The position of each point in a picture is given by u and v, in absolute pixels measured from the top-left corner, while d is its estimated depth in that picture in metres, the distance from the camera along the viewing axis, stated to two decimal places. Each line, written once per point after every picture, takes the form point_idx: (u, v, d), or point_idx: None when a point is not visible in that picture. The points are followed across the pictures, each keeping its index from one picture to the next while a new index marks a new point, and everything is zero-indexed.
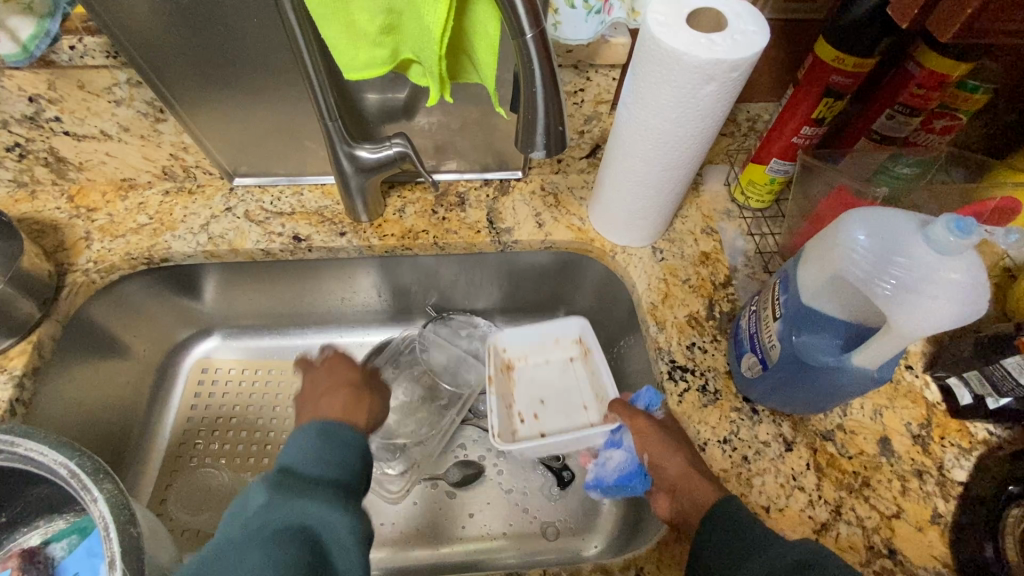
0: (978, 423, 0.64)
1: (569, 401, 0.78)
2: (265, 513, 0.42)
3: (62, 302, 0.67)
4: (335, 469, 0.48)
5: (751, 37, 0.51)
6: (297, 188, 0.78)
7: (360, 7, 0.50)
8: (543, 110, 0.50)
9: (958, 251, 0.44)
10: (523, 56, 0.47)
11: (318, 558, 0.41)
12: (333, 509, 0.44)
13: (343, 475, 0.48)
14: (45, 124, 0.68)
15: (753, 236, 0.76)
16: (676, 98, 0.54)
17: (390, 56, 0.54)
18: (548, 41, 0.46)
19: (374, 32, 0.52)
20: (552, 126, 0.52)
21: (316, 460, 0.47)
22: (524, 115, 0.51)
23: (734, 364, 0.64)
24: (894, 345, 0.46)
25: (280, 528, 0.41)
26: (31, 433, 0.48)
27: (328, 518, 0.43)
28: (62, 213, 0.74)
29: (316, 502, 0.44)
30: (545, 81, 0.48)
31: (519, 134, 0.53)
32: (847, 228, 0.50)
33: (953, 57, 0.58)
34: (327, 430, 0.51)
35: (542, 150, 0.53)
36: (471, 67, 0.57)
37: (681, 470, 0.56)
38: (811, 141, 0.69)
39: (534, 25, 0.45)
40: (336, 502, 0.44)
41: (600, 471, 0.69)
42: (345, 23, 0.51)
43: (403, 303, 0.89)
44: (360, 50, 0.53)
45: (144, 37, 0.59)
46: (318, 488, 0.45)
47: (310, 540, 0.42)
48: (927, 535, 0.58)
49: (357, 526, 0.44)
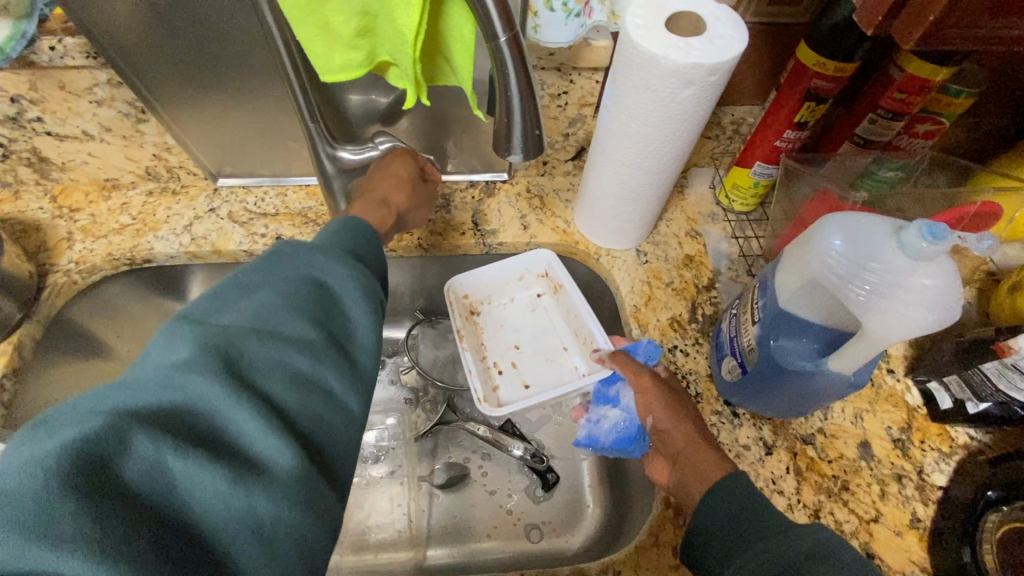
0: (959, 427, 0.64)
1: (546, 346, 0.79)
2: (277, 264, 0.43)
3: (43, 303, 0.68)
4: (351, 245, 0.47)
5: (729, 41, 0.51)
6: (281, 189, 0.78)
7: (335, 11, 0.50)
8: (519, 112, 0.49)
9: (932, 258, 0.44)
10: (499, 60, 0.46)
11: (326, 303, 0.42)
12: (347, 267, 0.44)
13: (357, 251, 0.47)
14: (27, 124, 0.68)
15: (737, 239, 0.76)
16: (655, 102, 0.54)
17: (366, 57, 0.55)
18: (522, 46, 0.46)
19: (348, 35, 0.52)
20: (528, 129, 0.51)
21: (332, 234, 0.47)
22: (501, 118, 0.51)
23: (715, 367, 0.64)
24: (868, 350, 0.46)
25: (293, 276, 0.42)
26: None
27: (338, 272, 0.44)
28: (45, 213, 0.74)
29: (332, 260, 0.44)
30: (520, 85, 0.48)
31: (496, 137, 0.53)
32: (823, 233, 0.50)
33: (934, 62, 0.58)
34: (355, 226, 0.49)
35: (520, 154, 0.53)
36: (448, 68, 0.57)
37: (688, 438, 0.56)
38: (794, 144, 0.69)
39: (507, 29, 0.44)
40: (347, 261, 0.44)
41: (593, 428, 0.68)
42: (319, 25, 0.51)
43: (390, 304, 0.88)
44: (335, 53, 0.53)
45: (123, 38, 0.58)
46: (331, 249, 0.45)
47: (320, 288, 0.42)
48: (906, 540, 0.58)
49: (367, 289, 0.44)
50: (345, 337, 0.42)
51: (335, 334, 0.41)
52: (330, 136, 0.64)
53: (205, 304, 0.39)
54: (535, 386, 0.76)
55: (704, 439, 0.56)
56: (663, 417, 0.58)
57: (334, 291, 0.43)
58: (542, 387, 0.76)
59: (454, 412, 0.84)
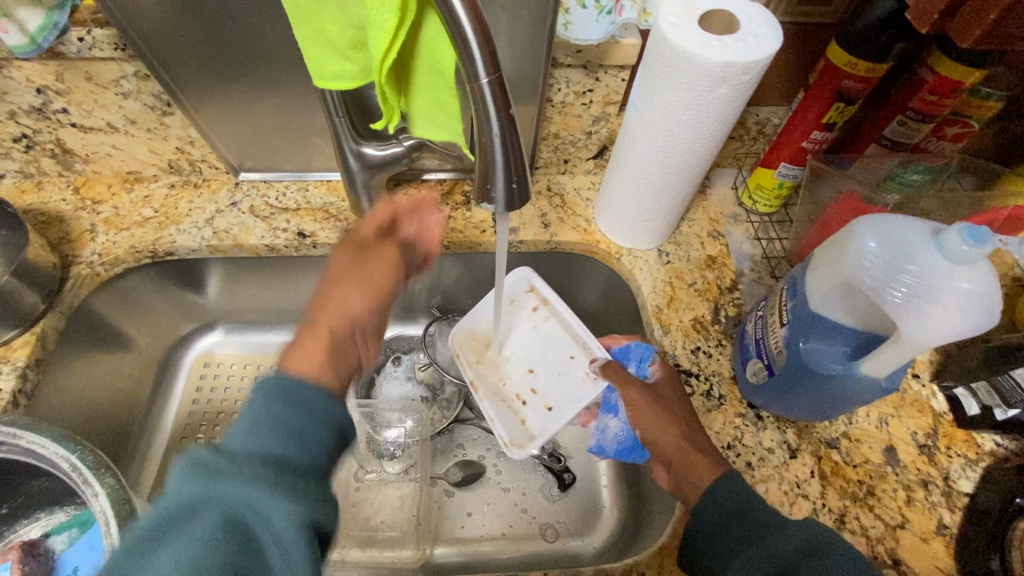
0: (984, 434, 0.63)
1: (558, 359, 0.78)
2: (176, 517, 0.40)
3: (66, 294, 0.67)
4: (281, 440, 0.44)
5: (763, 40, 0.50)
6: (302, 184, 0.78)
7: (329, 15, 0.46)
8: (502, 156, 0.44)
9: (971, 261, 0.44)
10: (479, 103, 0.42)
11: (243, 547, 0.40)
12: (268, 499, 0.41)
13: (292, 446, 0.44)
14: (52, 115, 0.68)
15: (760, 241, 0.76)
16: (686, 100, 0.54)
17: (361, 70, 0.51)
18: (507, 87, 0.42)
19: (343, 46, 0.48)
20: (513, 168, 0.45)
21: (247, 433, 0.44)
22: (482, 161, 0.45)
23: (739, 369, 0.64)
24: (903, 354, 0.46)
25: (202, 526, 0.39)
26: (33, 426, 0.48)
27: (265, 516, 0.41)
28: (67, 205, 0.74)
29: (257, 490, 0.41)
30: (502, 127, 0.43)
31: (477, 182, 0.47)
32: (857, 234, 0.49)
33: (968, 63, 0.58)
34: (282, 388, 0.47)
35: (502, 204, 0.47)
36: (427, 98, 0.52)
37: (677, 442, 0.56)
38: (821, 146, 0.69)
39: (491, 70, 0.40)
40: (278, 491, 0.41)
41: (600, 435, 0.71)
42: (313, 30, 0.47)
43: (406, 300, 0.89)
44: (327, 60, 0.50)
45: (153, 31, 0.58)
46: (246, 463, 0.42)
47: (237, 535, 0.40)
48: (932, 546, 0.57)
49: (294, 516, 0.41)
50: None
51: None
52: (356, 131, 0.64)
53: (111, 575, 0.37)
54: (560, 408, 0.74)
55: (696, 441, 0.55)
56: (652, 421, 0.58)
57: (263, 543, 0.41)
58: (566, 406, 0.74)
59: (470, 410, 0.84)
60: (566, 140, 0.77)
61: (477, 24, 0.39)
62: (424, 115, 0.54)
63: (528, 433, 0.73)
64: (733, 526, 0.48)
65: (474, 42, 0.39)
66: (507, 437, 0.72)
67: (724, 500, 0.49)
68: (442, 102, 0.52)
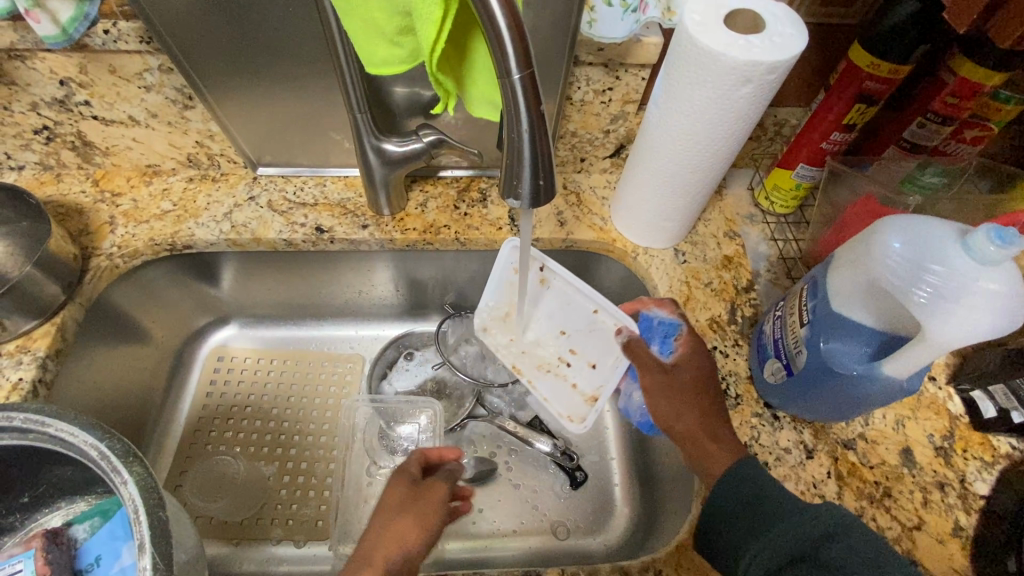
0: (1000, 437, 0.63)
1: (577, 317, 0.75)
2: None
3: (86, 286, 0.68)
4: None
5: (789, 39, 0.50)
6: (320, 180, 0.78)
7: (377, 4, 0.46)
8: (530, 151, 0.44)
9: (998, 261, 0.44)
10: (508, 96, 0.42)
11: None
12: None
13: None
14: (74, 108, 0.68)
15: (776, 241, 0.76)
16: (710, 99, 0.54)
17: (411, 54, 0.50)
18: (538, 83, 0.42)
19: (389, 32, 0.48)
20: (540, 165, 0.45)
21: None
22: (508, 159, 0.46)
23: (756, 369, 0.64)
24: (926, 356, 0.46)
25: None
26: (61, 414, 0.48)
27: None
28: (87, 197, 0.74)
29: None
30: (531, 122, 0.43)
31: (502, 178, 0.48)
32: (881, 235, 0.50)
33: (991, 66, 0.58)
34: None
35: (527, 199, 0.47)
36: (484, 77, 0.52)
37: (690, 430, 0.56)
38: (840, 147, 0.69)
39: (523, 66, 0.41)
40: None
41: (626, 401, 0.71)
42: (362, 18, 0.47)
43: (419, 297, 0.88)
44: (378, 46, 0.49)
45: (178, 24, 0.59)
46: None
47: None
48: (948, 548, 0.57)
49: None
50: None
51: None
52: (376, 127, 0.64)
53: None
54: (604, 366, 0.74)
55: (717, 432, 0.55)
56: (665, 410, 0.58)
57: None
58: (608, 359, 0.73)
59: (483, 407, 0.84)
60: (583, 139, 0.77)
61: (511, 20, 0.39)
62: (481, 95, 0.54)
63: (584, 401, 0.74)
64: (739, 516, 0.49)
65: (508, 37, 0.39)
66: (566, 412, 0.74)
67: (745, 497, 0.49)
68: (499, 83, 0.52)
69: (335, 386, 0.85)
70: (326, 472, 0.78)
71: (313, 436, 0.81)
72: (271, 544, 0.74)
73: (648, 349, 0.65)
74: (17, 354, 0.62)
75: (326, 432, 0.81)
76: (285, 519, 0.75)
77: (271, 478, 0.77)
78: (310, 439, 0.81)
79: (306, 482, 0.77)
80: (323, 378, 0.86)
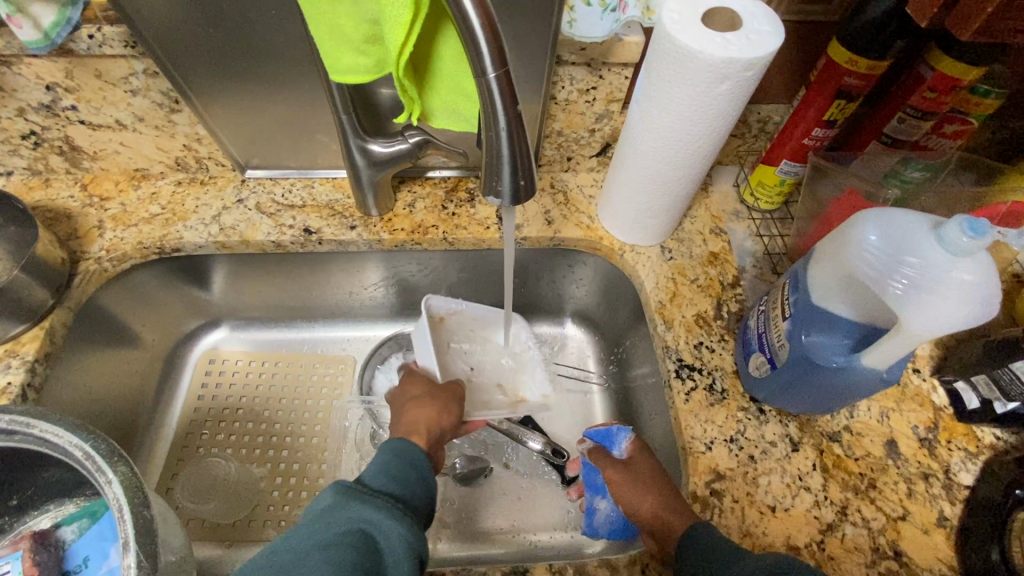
0: (985, 427, 0.64)
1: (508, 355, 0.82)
2: (329, 515, 0.45)
3: (75, 289, 0.68)
4: (396, 485, 0.50)
5: (766, 37, 0.51)
6: (308, 181, 0.79)
7: (345, 11, 0.45)
8: (509, 151, 0.45)
9: (971, 252, 0.44)
10: (485, 96, 0.43)
11: (373, 567, 0.42)
12: (388, 517, 0.46)
13: (403, 488, 0.50)
14: (61, 113, 0.69)
15: (762, 237, 0.77)
16: (690, 97, 0.54)
17: (376, 64, 0.49)
18: (514, 82, 0.43)
19: (357, 39, 0.47)
20: (519, 165, 0.46)
21: (382, 474, 0.51)
22: (488, 158, 0.46)
23: (741, 363, 0.65)
24: (904, 346, 0.46)
25: (341, 530, 0.43)
26: (46, 416, 0.48)
27: (383, 525, 0.45)
28: (75, 201, 0.75)
29: (375, 510, 0.46)
30: (508, 118, 0.43)
31: (482, 175, 0.48)
32: (858, 228, 0.50)
33: (967, 61, 0.58)
34: (403, 453, 0.54)
35: (510, 196, 0.48)
36: (446, 86, 0.52)
37: (652, 512, 0.58)
38: (822, 143, 0.69)
39: (498, 65, 0.41)
40: (393, 513, 0.46)
41: (590, 515, 0.67)
42: (328, 25, 0.46)
43: (409, 297, 0.89)
44: (343, 54, 0.48)
45: (163, 29, 0.59)
46: (380, 497, 0.47)
47: (363, 542, 0.43)
48: (933, 538, 0.58)
49: (408, 540, 0.45)
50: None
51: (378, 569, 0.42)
52: (361, 129, 0.64)
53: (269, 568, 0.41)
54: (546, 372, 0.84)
55: (676, 501, 0.58)
56: (629, 500, 0.60)
57: (378, 547, 0.44)
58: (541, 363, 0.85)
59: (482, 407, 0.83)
60: (569, 138, 0.77)
61: (485, 19, 0.39)
62: (443, 105, 0.54)
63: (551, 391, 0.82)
64: (717, 551, 0.50)
65: (483, 38, 0.40)
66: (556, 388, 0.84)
67: (696, 534, 0.52)
68: (461, 93, 0.52)
69: (326, 387, 0.85)
70: (317, 473, 0.78)
71: (303, 437, 0.81)
72: (265, 545, 0.74)
73: (605, 454, 0.67)
74: (6, 358, 0.62)
75: (316, 433, 0.81)
76: (277, 520, 0.75)
77: (263, 480, 0.77)
78: (300, 440, 0.81)
79: (297, 483, 0.77)
80: (314, 380, 0.86)
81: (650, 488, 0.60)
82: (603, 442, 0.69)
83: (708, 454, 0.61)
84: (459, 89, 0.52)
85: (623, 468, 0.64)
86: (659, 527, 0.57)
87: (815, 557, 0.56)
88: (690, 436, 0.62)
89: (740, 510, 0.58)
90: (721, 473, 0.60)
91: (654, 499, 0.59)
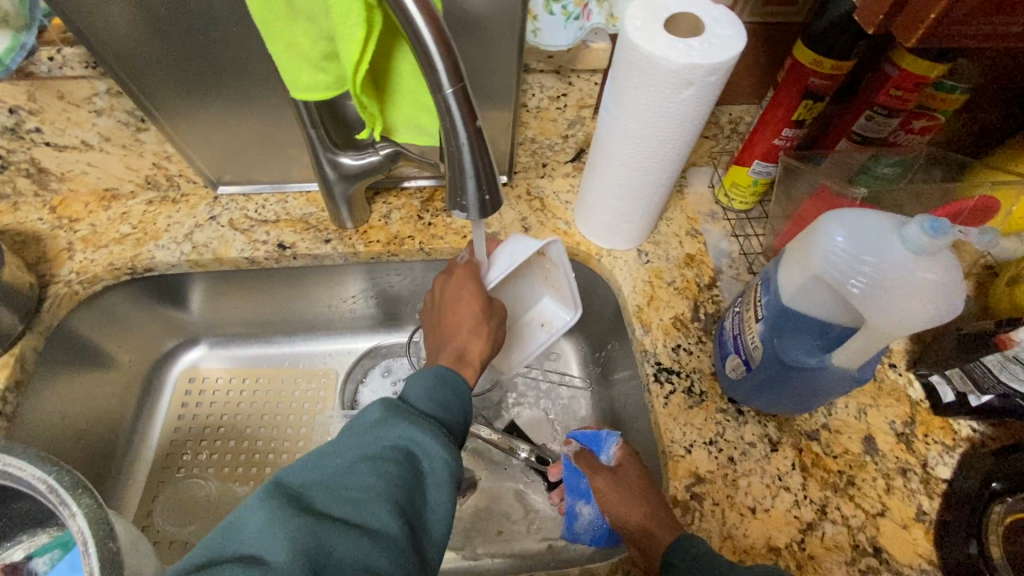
0: (961, 420, 0.64)
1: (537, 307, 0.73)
2: (376, 428, 0.45)
3: (44, 313, 0.67)
4: (440, 409, 0.50)
5: (728, 41, 0.51)
6: (282, 196, 0.78)
7: (301, 27, 0.45)
8: (472, 165, 0.45)
9: (934, 251, 0.45)
10: (443, 112, 0.43)
11: (416, 486, 0.43)
12: (434, 440, 0.46)
13: (444, 414, 0.50)
14: (25, 135, 0.68)
15: (737, 237, 0.77)
16: (655, 102, 0.54)
17: (335, 80, 0.49)
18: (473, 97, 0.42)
19: (315, 56, 0.47)
20: (484, 179, 0.46)
21: (429, 398, 0.50)
22: (450, 172, 0.46)
23: (719, 365, 0.65)
24: (873, 344, 0.47)
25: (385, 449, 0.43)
26: (11, 448, 0.47)
27: (427, 447, 0.45)
28: (43, 224, 0.74)
29: (423, 432, 0.46)
30: (469, 134, 0.43)
31: (447, 189, 0.48)
32: (825, 228, 0.50)
33: (930, 58, 0.59)
34: (447, 378, 0.54)
35: (475, 210, 0.48)
36: (408, 101, 0.52)
37: (641, 524, 0.58)
38: (792, 142, 0.70)
39: (454, 81, 0.41)
40: (439, 436, 0.46)
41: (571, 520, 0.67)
42: (286, 43, 0.46)
43: (390, 308, 0.88)
44: (302, 71, 0.48)
45: (124, 49, 0.59)
46: (425, 420, 0.47)
47: (406, 463, 0.43)
48: (912, 532, 0.58)
49: (450, 465, 0.45)
50: (423, 523, 0.42)
51: (420, 494, 0.43)
52: (331, 143, 0.64)
53: (315, 476, 0.41)
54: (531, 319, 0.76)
55: (664, 512, 0.58)
56: (619, 510, 0.60)
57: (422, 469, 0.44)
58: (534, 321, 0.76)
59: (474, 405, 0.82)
60: (542, 145, 0.78)
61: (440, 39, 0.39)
62: (406, 119, 0.54)
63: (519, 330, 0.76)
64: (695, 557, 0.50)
65: (438, 55, 0.40)
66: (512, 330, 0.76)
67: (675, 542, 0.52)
68: (422, 107, 0.52)
69: (308, 402, 0.84)
70: None
71: (286, 453, 0.80)
72: None
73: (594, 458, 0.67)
74: None
75: (299, 449, 0.80)
76: None
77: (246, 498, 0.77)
78: (282, 456, 0.80)
79: None
80: (296, 395, 0.85)
81: (640, 497, 0.60)
82: (590, 445, 0.69)
83: (688, 457, 0.61)
84: (421, 103, 0.52)
85: (612, 478, 0.63)
86: (648, 539, 0.57)
87: (796, 557, 0.56)
88: (670, 440, 0.62)
89: (721, 512, 0.58)
90: (701, 476, 0.60)
91: (643, 512, 0.58)
